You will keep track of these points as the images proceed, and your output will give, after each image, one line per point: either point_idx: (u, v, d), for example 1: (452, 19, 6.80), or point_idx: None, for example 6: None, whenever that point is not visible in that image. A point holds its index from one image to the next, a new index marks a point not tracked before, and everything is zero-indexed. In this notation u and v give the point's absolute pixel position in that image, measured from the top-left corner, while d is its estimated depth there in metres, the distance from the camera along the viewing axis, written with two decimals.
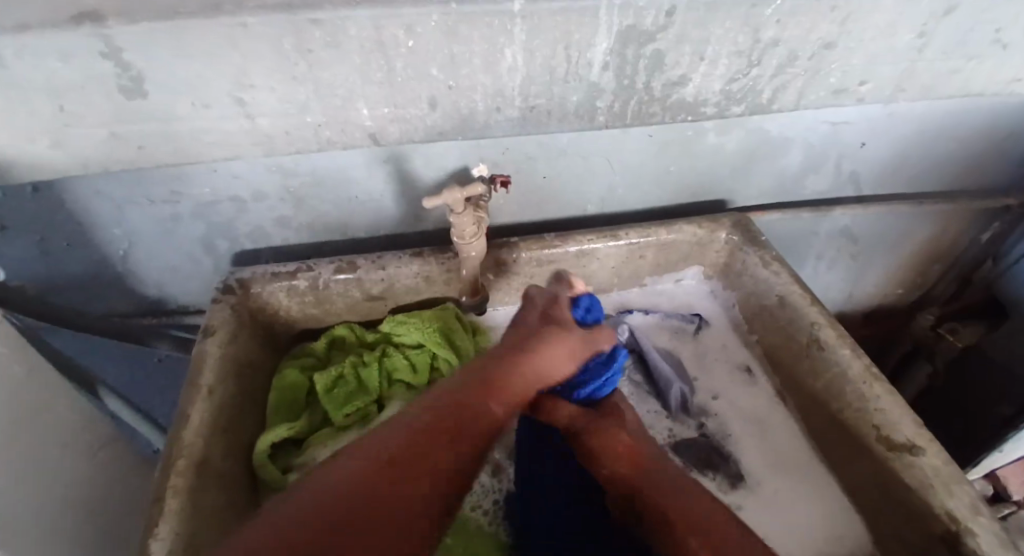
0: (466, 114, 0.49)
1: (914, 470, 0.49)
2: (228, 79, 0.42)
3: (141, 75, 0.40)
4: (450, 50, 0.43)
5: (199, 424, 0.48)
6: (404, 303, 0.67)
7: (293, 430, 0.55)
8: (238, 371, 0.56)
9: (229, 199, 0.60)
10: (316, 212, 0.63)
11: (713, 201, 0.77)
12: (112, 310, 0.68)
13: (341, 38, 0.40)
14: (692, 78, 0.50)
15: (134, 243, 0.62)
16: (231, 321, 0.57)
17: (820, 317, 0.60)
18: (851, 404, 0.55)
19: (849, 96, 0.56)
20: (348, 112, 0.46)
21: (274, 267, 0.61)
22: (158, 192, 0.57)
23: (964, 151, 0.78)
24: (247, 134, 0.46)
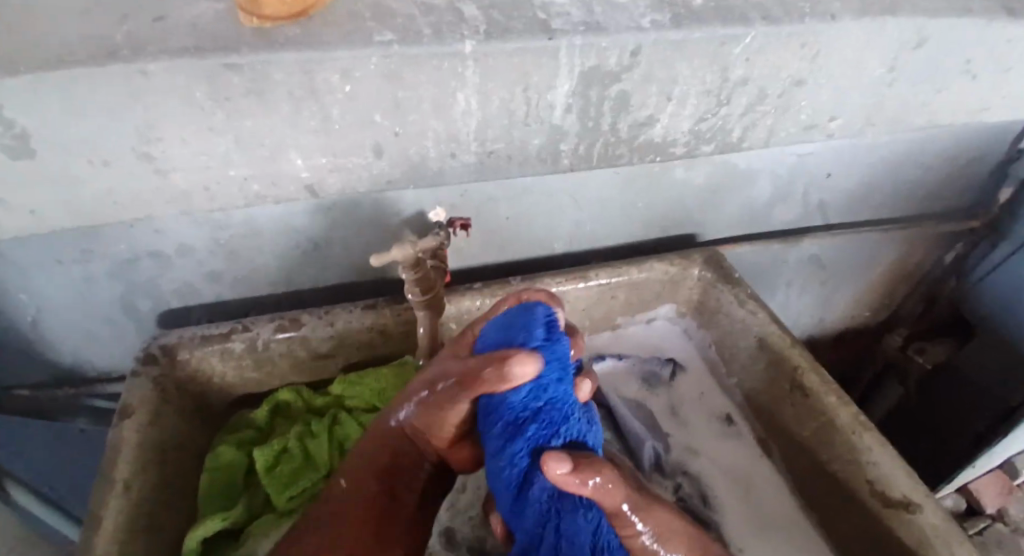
0: (417, 161, 0.44)
1: (914, 529, 0.46)
2: (132, 133, 0.36)
3: (27, 133, 0.34)
4: (394, 95, 0.38)
5: (112, 530, 0.41)
6: (357, 360, 0.61)
7: (229, 521, 0.48)
8: (163, 456, 0.48)
9: (151, 256, 0.53)
10: (254, 265, 0.57)
11: (683, 236, 0.74)
12: (19, 383, 0.59)
13: (264, 84, 0.35)
14: (659, 119, 0.47)
15: (43, 308, 0.54)
16: (154, 396, 0.50)
17: (801, 360, 0.57)
18: (841, 456, 0.51)
19: (820, 132, 0.54)
20: (280, 163, 0.40)
21: (205, 329, 0.54)
22: (67, 251, 0.50)
23: (925, 178, 0.78)
24: (160, 194, 0.40)
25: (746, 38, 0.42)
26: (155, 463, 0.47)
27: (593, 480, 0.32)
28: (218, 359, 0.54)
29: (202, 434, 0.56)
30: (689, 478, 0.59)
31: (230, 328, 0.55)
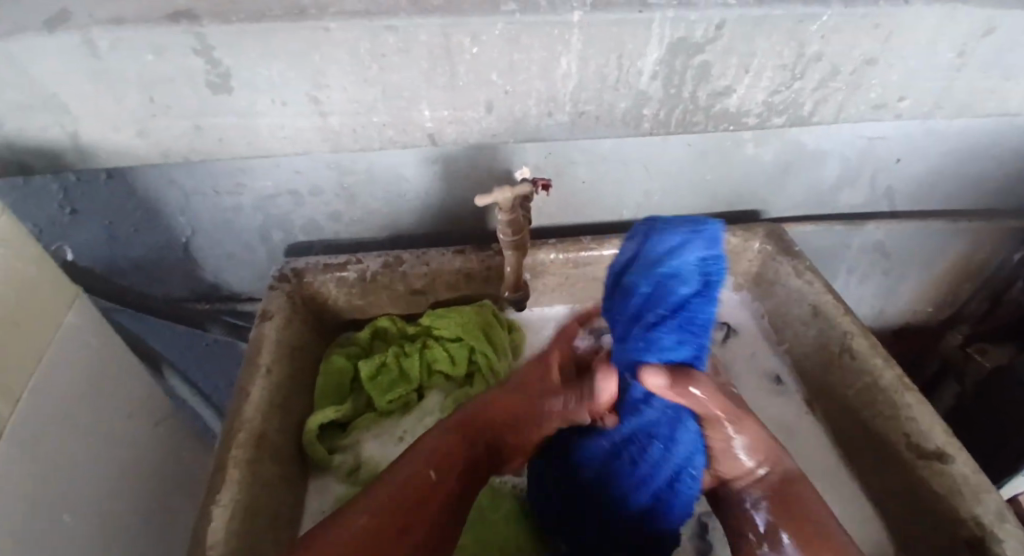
0: (520, 118, 0.51)
1: (945, 478, 0.50)
2: (305, 80, 0.45)
3: (228, 72, 0.44)
4: (511, 57, 0.46)
5: (257, 401, 0.52)
6: (444, 299, 0.70)
7: (339, 414, 0.59)
8: (291, 355, 0.59)
9: (288, 193, 0.63)
10: (366, 208, 0.66)
11: (748, 211, 0.79)
12: (170, 295, 0.71)
13: (411, 44, 0.43)
14: (736, 89, 0.52)
15: (197, 232, 0.65)
16: (286, 307, 0.60)
17: (852, 327, 0.61)
18: (883, 413, 0.56)
19: (888, 111, 0.57)
20: (410, 112, 0.49)
21: (325, 259, 0.65)
22: (223, 182, 0.61)
23: (1002, 169, 0.79)
24: (316, 131, 0.49)
25: (823, 16, 0.47)
26: (285, 359, 0.57)
27: (688, 391, 0.40)
28: (334, 286, 0.64)
29: (317, 344, 0.66)
30: None
31: (347, 260, 0.65)
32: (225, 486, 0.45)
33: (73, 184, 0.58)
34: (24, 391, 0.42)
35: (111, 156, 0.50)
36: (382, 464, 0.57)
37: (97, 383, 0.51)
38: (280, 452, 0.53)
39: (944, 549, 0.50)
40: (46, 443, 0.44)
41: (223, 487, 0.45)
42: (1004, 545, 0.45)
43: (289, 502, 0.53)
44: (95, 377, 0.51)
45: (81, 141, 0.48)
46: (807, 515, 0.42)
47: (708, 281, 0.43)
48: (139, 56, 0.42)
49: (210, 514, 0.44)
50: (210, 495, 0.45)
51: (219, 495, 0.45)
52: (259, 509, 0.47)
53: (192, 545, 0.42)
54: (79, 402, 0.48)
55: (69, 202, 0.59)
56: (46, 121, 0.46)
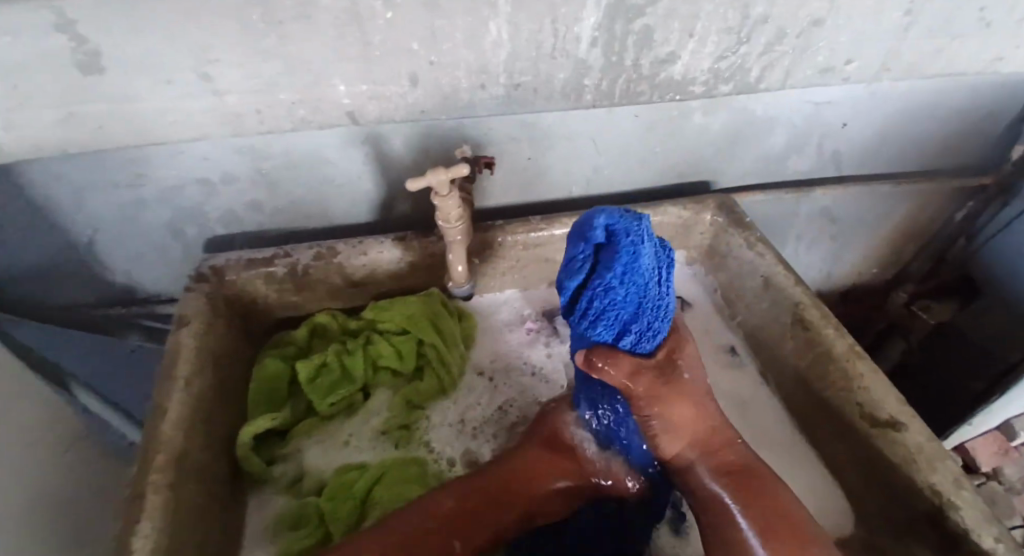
0: (450, 92, 0.47)
1: (897, 445, 0.50)
2: (193, 54, 0.39)
3: (98, 50, 0.37)
4: (432, 24, 0.41)
5: (176, 417, 0.47)
6: (387, 289, 0.66)
7: (276, 422, 0.54)
8: (217, 362, 0.54)
9: (199, 183, 0.57)
10: (292, 196, 0.60)
11: (699, 182, 0.77)
12: (76, 300, 0.64)
13: (315, 10, 0.38)
14: (680, 56, 0.49)
15: (99, 230, 0.59)
16: (206, 310, 0.55)
17: (803, 297, 0.60)
18: (836, 383, 0.55)
19: (834, 75, 0.55)
20: (325, 89, 0.44)
21: (250, 253, 0.59)
22: (120, 174, 0.54)
23: (942, 131, 0.79)
24: (217, 113, 0.44)
25: None
26: (209, 369, 0.52)
27: (610, 365, 0.42)
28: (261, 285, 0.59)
29: (248, 347, 0.61)
30: None
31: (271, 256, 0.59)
32: (142, 516, 0.41)
33: None
34: None
35: None
36: (324, 472, 0.54)
37: None
38: (208, 470, 0.49)
39: (898, 514, 0.50)
40: None
41: (143, 516, 0.41)
42: (962, 514, 0.45)
43: (222, 523, 0.49)
44: None
45: None
46: (755, 489, 0.43)
47: (617, 252, 0.40)
48: None
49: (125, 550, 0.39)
50: (124, 528, 0.40)
51: (139, 525, 0.40)
52: (186, 536, 0.43)
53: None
54: None
55: None
56: None
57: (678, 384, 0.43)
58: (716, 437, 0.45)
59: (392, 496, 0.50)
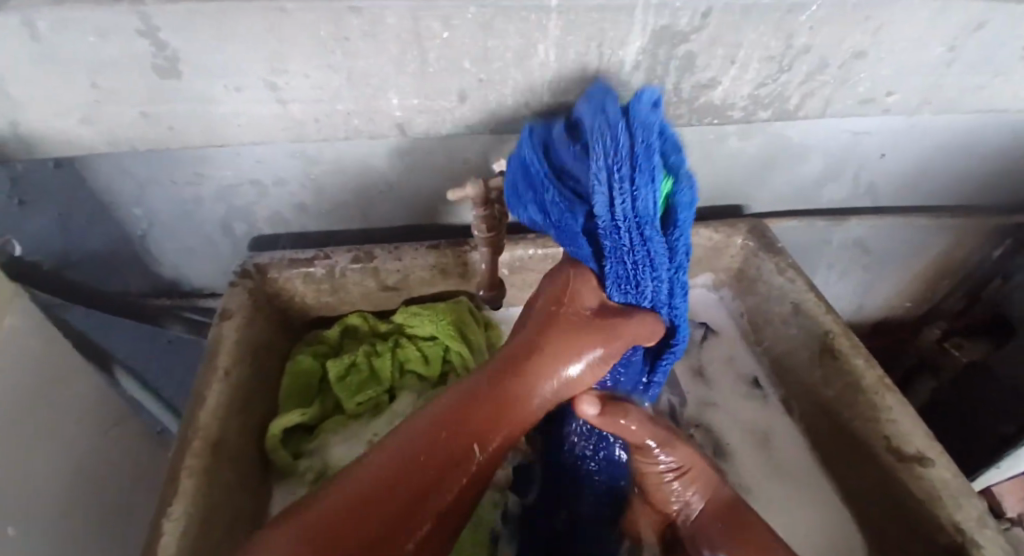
0: (495, 108, 0.49)
1: (923, 481, 0.49)
2: (261, 63, 0.41)
3: (176, 55, 0.40)
4: (485, 43, 0.43)
5: (215, 406, 0.49)
6: (418, 295, 0.67)
7: (306, 417, 0.56)
8: (253, 354, 0.56)
9: (250, 183, 0.60)
10: (334, 200, 0.63)
11: (731, 206, 0.77)
12: (128, 286, 0.68)
13: (377, 27, 0.40)
14: (721, 82, 0.50)
15: (154, 224, 0.62)
16: (248, 304, 0.57)
17: (832, 326, 0.60)
18: (863, 415, 0.55)
19: (875, 106, 0.56)
20: (377, 101, 0.46)
21: (291, 253, 0.61)
22: (182, 172, 0.57)
23: (984, 167, 0.78)
24: (276, 119, 0.46)
25: (813, 7, 0.44)
26: (247, 362, 0.54)
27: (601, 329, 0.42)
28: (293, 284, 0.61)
29: (283, 344, 0.63)
30: (702, 429, 0.64)
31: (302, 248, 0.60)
32: (178, 496, 0.43)
33: (22, 172, 0.53)
34: None
35: (54, 145, 0.46)
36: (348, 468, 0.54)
37: (48, 384, 0.48)
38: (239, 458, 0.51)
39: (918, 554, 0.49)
40: None
41: (175, 500, 0.42)
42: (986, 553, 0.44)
43: (248, 511, 0.50)
44: (44, 378, 0.48)
45: (20, 129, 0.44)
46: (740, 527, 0.41)
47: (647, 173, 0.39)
48: (79, 37, 0.38)
49: (161, 527, 0.41)
50: (161, 506, 0.42)
51: (171, 508, 0.42)
52: (216, 520, 0.45)
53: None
54: (28, 407, 0.45)
55: (17, 192, 0.54)
56: None
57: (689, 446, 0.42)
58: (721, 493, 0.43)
59: None
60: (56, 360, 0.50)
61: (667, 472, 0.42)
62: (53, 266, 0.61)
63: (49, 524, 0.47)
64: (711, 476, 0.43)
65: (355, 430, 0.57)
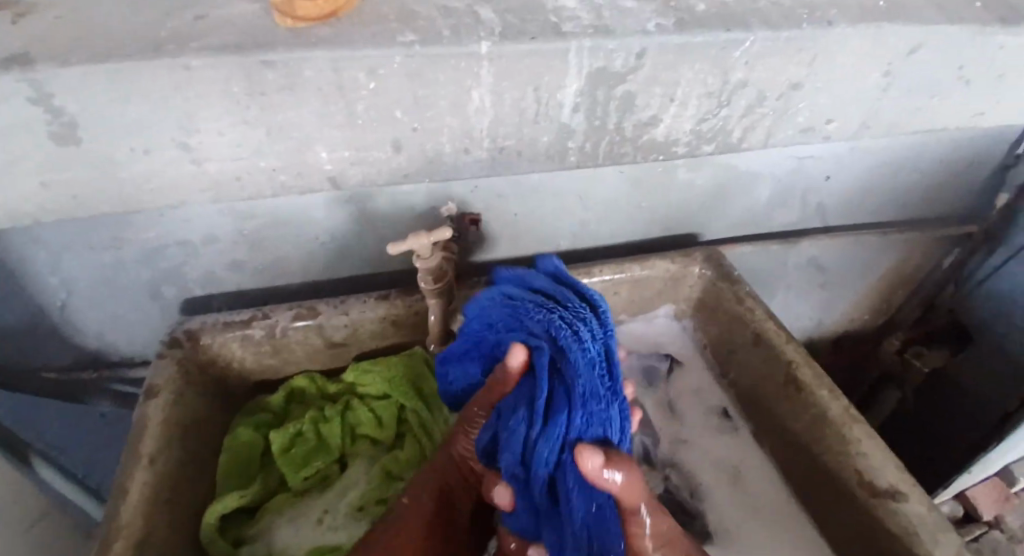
0: (433, 156, 0.46)
1: (901, 516, 0.48)
2: (171, 124, 0.38)
3: (73, 121, 0.36)
4: (415, 92, 0.41)
5: (139, 500, 0.44)
6: (370, 349, 0.64)
7: (245, 499, 0.51)
8: (185, 433, 0.51)
9: (178, 244, 0.56)
10: (271, 256, 0.59)
11: (686, 235, 0.77)
12: (47, 364, 0.62)
13: (296, 81, 0.38)
14: (663, 119, 0.49)
15: (74, 292, 0.57)
16: (177, 376, 0.52)
17: (795, 355, 0.59)
18: (833, 447, 0.53)
19: (816, 134, 0.56)
20: (304, 155, 0.43)
21: (226, 316, 0.57)
22: (98, 237, 0.53)
23: (923, 183, 0.80)
24: (194, 180, 0.43)
25: (747, 43, 0.44)
26: (176, 444, 0.49)
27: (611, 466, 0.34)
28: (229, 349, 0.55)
29: (223, 415, 0.58)
30: (677, 470, 0.61)
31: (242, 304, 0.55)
32: None
33: None
34: None
35: None
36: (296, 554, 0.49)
37: None
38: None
39: None
40: None
41: None
42: None
43: None
44: None
45: None
46: None
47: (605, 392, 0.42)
48: None
49: None
50: None
51: None
52: None
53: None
54: None
55: None
56: None
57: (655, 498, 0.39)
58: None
59: None
60: None
61: (659, 544, 0.37)
62: None
63: None
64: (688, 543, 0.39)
65: (303, 508, 0.52)
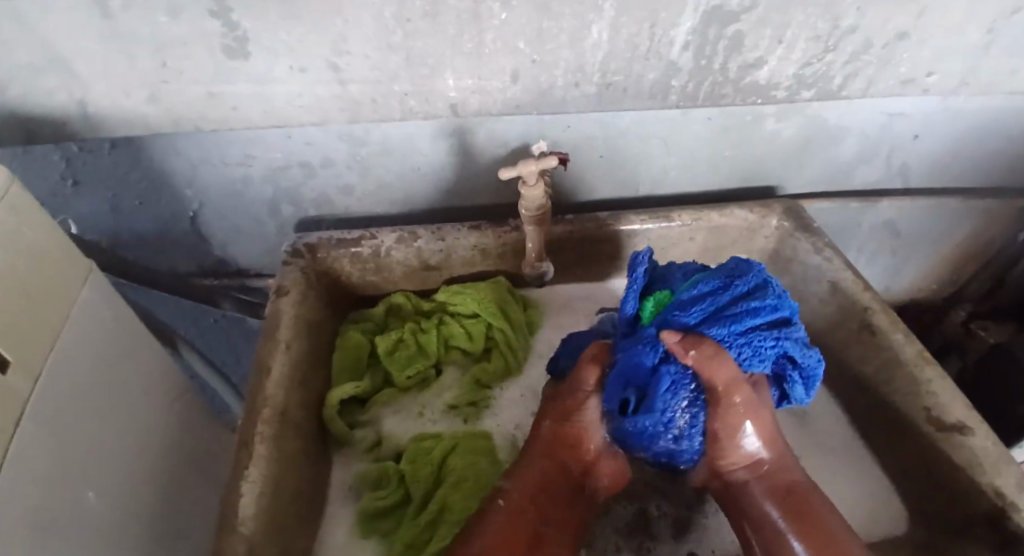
0: (545, 88, 0.50)
1: (965, 450, 0.50)
2: (327, 45, 0.43)
3: (246, 36, 0.42)
4: (540, 25, 0.44)
5: (278, 377, 0.51)
6: (460, 275, 0.69)
7: (360, 390, 0.59)
8: (308, 327, 0.58)
9: (299, 165, 0.61)
10: (379, 181, 0.64)
11: (764, 187, 0.78)
12: (177, 268, 0.71)
13: (440, 9, 0.41)
14: (767, 61, 0.51)
15: (204, 204, 0.64)
16: (302, 281, 0.60)
17: (872, 303, 0.61)
18: (902, 387, 0.56)
19: (916, 86, 0.56)
20: (434, 81, 0.47)
21: (338, 234, 0.63)
22: (232, 153, 0.59)
23: (1020, 149, 0.78)
24: (336, 100, 0.48)
25: None
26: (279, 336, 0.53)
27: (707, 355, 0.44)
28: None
29: (333, 321, 0.65)
30: None
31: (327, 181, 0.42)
32: (254, 461, 0.45)
33: (76, 154, 0.57)
34: (43, 359, 0.40)
35: (117, 122, 0.48)
36: (401, 441, 0.58)
37: (126, 353, 0.51)
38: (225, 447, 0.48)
39: (962, 524, 0.51)
40: (77, 415, 0.44)
41: (250, 463, 0.45)
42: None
43: (311, 478, 0.53)
44: (126, 347, 0.51)
45: (91, 108, 0.46)
46: (799, 503, 0.45)
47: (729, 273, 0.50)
48: (154, 17, 0.40)
49: (239, 488, 0.43)
50: (236, 469, 0.45)
51: (247, 470, 0.44)
52: (286, 482, 0.47)
53: (221, 518, 0.42)
54: (109, 373, 0.49)
55: (72, 172, 0.58)
56: (54, 85, 0.44)
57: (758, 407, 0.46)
58: (773, 449, 0.47)
59: (465, 464, 0.54)
60: (133, 332, 0.53)
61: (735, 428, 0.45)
62: (109, 243, 0.66)
63: (132, 479, 0.51)
64: (774, 436, 0.47)
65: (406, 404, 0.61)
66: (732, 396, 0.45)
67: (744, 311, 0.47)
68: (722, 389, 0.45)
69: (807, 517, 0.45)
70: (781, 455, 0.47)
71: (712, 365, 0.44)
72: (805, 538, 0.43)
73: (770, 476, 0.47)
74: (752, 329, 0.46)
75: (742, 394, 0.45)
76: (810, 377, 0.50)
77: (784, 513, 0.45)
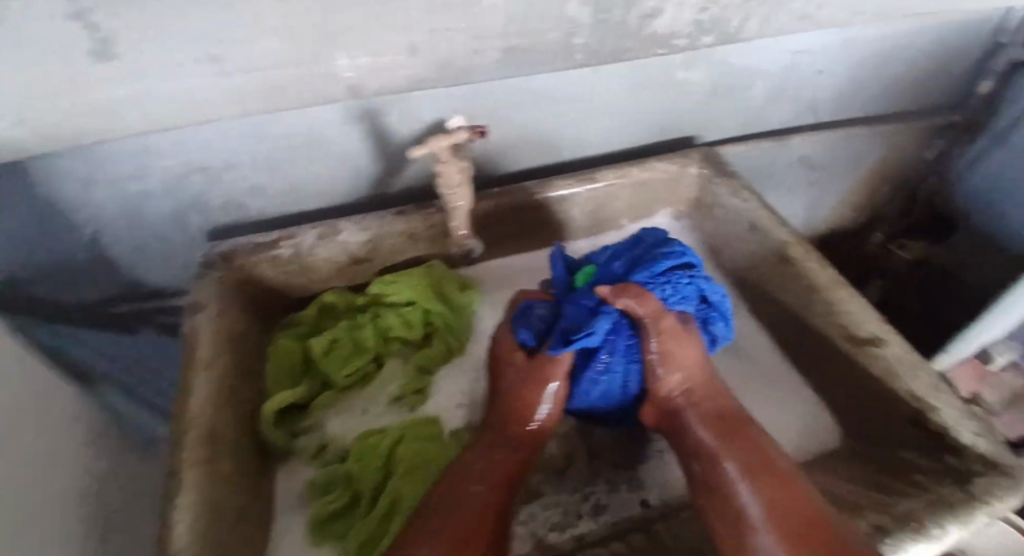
0: (447, 59, 0.48)
1: (882, 362, 0.54)
2: (199, 36, 0.39)
3: (112, 37, 0.37)
4: None
5: (203, 398, 0.48)
6: (391, 264, 0.67)
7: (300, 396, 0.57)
8: (232, 341, 0.55)
9: (199, 170, 0.57)
10: (291, 177, 0.61)
11: (683, 138, 0.79)
12: (85, 300, 0.65)
13: None
14: (665, 9, 0.50)
15: (100, 226, 0.59)
16: (219, 293, 0.56)
17: (790, 237, 0.63)
18: (820, 313, 0.59)
19: (809, 22, 0.58)
20: (325, 63, 0.44)
21: (254, 238, 0.59)
22: (122, 167, 0.54)
23: (912, 75, 0.82)
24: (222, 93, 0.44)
25: None
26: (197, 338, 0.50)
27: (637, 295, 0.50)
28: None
29: (255, 330, 0.62)
30: None
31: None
32: (184, 489, 0.42)
33: None
34: None
35: None
36: (348, 440, 0.56)
37: None
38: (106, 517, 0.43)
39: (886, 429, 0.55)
40: None
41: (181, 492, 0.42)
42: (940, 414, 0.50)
43: (256, 497, 0.50)
44: None
45: None
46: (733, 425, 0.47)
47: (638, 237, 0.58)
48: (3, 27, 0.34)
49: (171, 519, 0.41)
50: (167, 502, 0.42)
51: (179, 500, 0.42)
52: (225, 505, 0.45)
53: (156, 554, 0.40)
54: None
55: None
56: None
57: (681, 337, 0.50)
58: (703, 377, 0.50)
59: (414, 452, 0.52)
60: None
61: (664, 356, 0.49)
62: None
63: None
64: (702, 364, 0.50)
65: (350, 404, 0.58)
66: (660, 325, 0.49)
67: (659, 256, 0.54)
68: (652, 320, 0.49)
69: (739, 432, 0.46)
70: (711, 383, 0.50)
71: (641, 300, 0.49)
72: (737, 450, 0.44)
73: (704, 402, 0.49)
74: (669, 271, 0.54)
75: (669, 322, 0.50)
76: (726, 313, 0.57)
77: (717, 434, 0.46)
